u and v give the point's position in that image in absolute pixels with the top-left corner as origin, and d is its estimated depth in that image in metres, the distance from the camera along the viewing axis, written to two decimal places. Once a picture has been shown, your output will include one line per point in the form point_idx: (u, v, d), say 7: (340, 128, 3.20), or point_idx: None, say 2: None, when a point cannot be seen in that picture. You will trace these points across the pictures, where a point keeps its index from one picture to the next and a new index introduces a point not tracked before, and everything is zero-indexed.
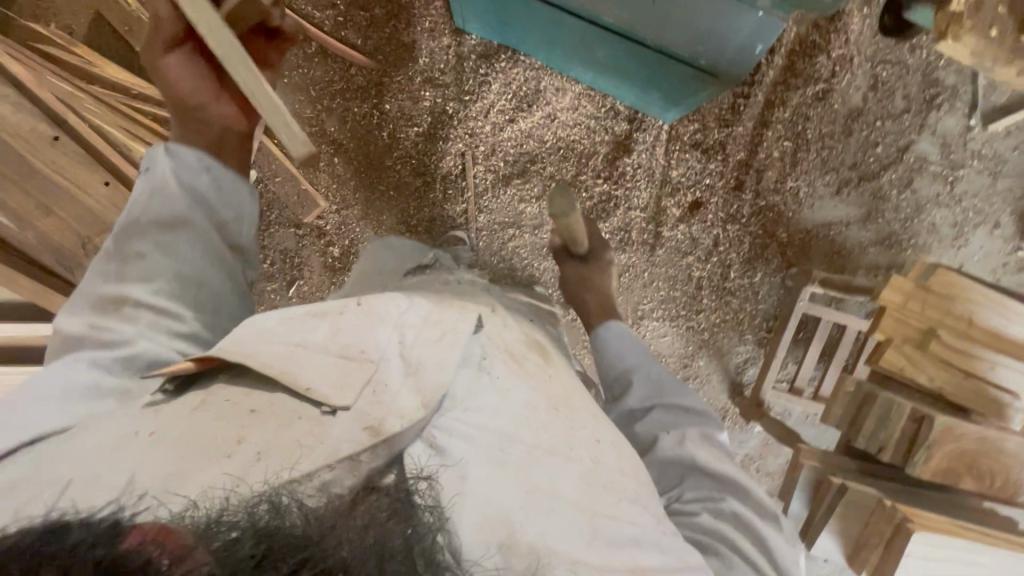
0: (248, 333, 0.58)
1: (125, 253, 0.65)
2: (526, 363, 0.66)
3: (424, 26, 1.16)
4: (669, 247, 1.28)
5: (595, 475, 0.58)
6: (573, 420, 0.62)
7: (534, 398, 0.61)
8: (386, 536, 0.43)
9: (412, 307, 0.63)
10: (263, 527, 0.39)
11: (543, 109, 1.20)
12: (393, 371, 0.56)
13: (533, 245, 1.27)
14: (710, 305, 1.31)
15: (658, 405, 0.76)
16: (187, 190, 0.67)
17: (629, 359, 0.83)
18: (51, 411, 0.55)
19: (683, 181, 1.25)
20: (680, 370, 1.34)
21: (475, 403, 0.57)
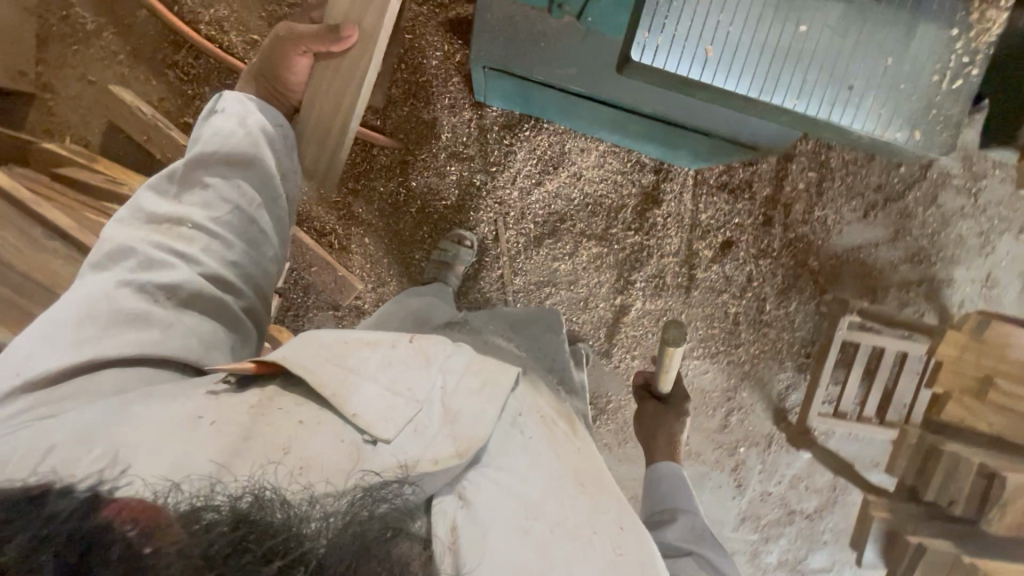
0: (312, 348, 0.63)
1: (187, 178, 0.68)
2: (556, 430, 0.70)
3: (443, 103, 1.15)
4: (704, 287, 1.29)
5: (614, 567, 0.58)
6: (597, 501, 0.63)
7: (561, 461, 0.65)
8: (368, 538, 0.46)
9: (454, 354, 0.67)
10: (245, 514, 0.43)
11: (569, 169, 1.21)
12: (433, 415, 0.60)
13: (571, 300, 1.28)
14: (748, 338, 1.32)
15: (696, 553, 0.73)
16: (256, 145, 0.71)
17: (680, 502, 0.83)
18: (102, 335, 0.58)
19: (713, 223, 1.26)
20: (724, 404, 1.36)
21: (509, 460, 0.62)
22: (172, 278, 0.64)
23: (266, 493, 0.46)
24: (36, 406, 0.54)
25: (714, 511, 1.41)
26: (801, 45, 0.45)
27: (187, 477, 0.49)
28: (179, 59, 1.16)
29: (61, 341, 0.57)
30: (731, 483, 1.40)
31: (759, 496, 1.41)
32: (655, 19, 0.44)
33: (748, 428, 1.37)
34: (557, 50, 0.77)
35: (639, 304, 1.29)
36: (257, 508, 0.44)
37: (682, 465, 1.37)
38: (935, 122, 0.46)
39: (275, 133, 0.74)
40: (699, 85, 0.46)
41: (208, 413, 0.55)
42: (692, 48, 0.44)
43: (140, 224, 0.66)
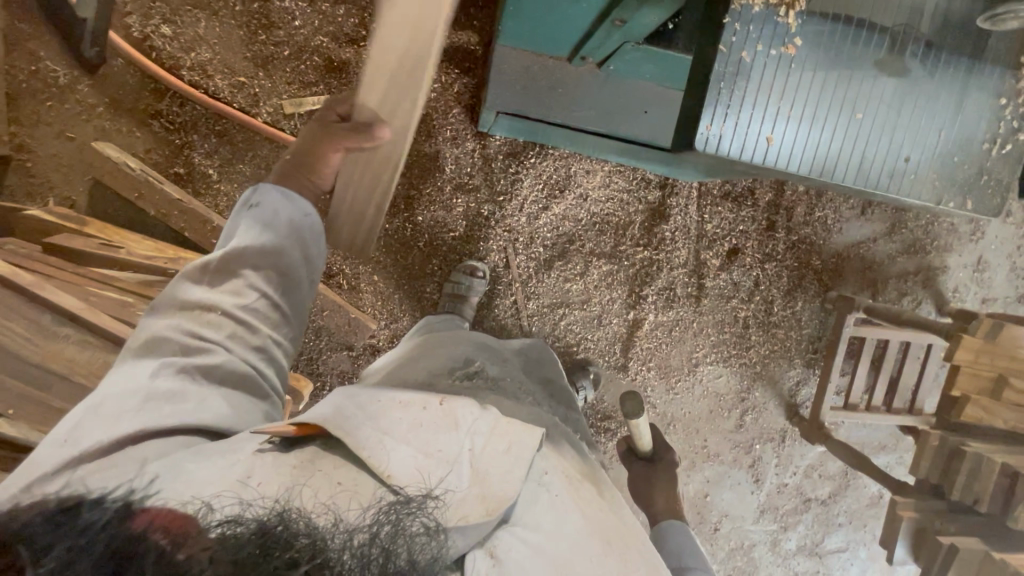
0: (347, 412, 0.57)
1: (220, 266, 0.64)
2: (581, 489, 0.63)
3: (446, 135, 1.14)
4: (714, 294, 1.31)
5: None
6: (627, 557, 0.57)
7: (591, 520, 0.59)
8: (393, 554, 0.43)
9: (480, 420, 0.59)
10: (268, 525, 0.39)
11: (575, 192, 1.22)
12: (462, 476, 0.53)
13: (585, 319, 1.28)
14: (758, 340, 1.35)
15: None
16: (284, 236, 0.68)
17: (690, 558, 0.81)
18: (143, 410, 0.53)
19: (718, 232, 1.28)
20: (738, 404, 1.39)
21: (536, 520, 0.55)
22: (207, 362, 0.59)
23: (287, 509, 0.42)
24: (73, 476, 0.48)
25: (735, 507, 1.45)
26: (839, 118, 0.57)
27: (217, 496, 0.44)
28: (163, 107, 1.11)
29: (107, 416, 0.52)
30: (749, 478, 1.44)
31: (776, 488, 1.45)
32: (717, 110, 0.54)
33: (763, 425, 1.41)
34: (572, 95, 0.79)
35: (653, 317, 1.30)
36: (287, 516, 0.41)
37: (701, 466, 1.41)
38: (988, 184, 0.64)
39: (306, 223, 0.71)
40: (760, 160, 0.57)
41: (257, 473, 0.48)
42: (759, 138, 0.56)
43: (173, 311, 0.61)
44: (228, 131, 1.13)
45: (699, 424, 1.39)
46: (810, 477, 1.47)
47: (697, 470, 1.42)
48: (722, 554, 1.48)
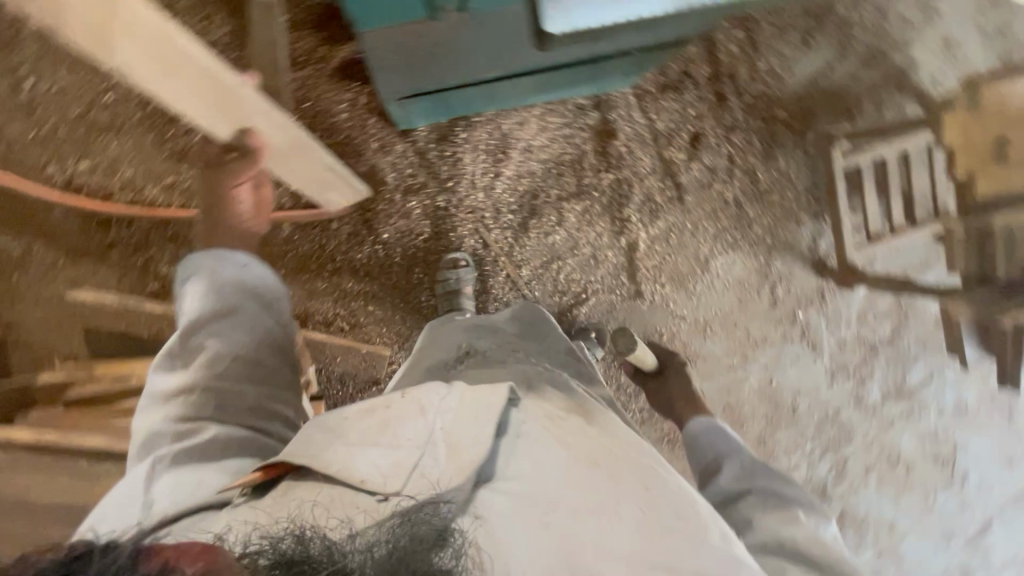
0: (313, 439, 0.58)
1: (184, 347, 0.67)
2: (567, 424, 0.64)
3: (373, 147, 1.14)
4: (694, 187, 1.27)
5: (649, 528, 0.54)
6: (616, 470, 0.59)
7: (578, 448, 0.61)
8: (416, 565, 0.42)
9: (451, 399, 0.62)
10: (286, 554, 0.40)
11: (517, 147, 1.20)
12: (437, 457, 0.55)
13: (580, 263, 1.27)
14: (756, 213, 1.31)
15: (756, 490, 0.71)
16: (227, 292, 0.71)
17: (721, 448, 0.81)
18: (153, 502, 0.56)
19: (671, 126, 1.24)
20: (765, 282, 1.35)
21: (517, 468, 0.56)
22: (202, 441, 0.63)
23: (302, 538, 0.42)
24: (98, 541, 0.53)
25: (804, 380, 1.42)
26: None
27: (232, 528, 0.48)
28: (115, 236, 1.14)
29: (121, 513, 0.56)
30: (807, 348, 1.40)
31: (837, 347, 1.41)
32: None
33: (797, 292, 1.36)
34: (449, 56, 0.78)
35: (644, 235, 1.28)
36: (304, 546, 0.41)
37: (754, 355, 1.38)
38: None
39: (246, 272, 0.74)
40: None
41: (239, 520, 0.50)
42: None
43: (160, 403, 0.65)
44: (180, 232, 1.16)
45: (735, 316, 1.36)
46: (867, 322, 1.40)
47: (751, 361, 1.39)
48: (811, 430, 1.44)
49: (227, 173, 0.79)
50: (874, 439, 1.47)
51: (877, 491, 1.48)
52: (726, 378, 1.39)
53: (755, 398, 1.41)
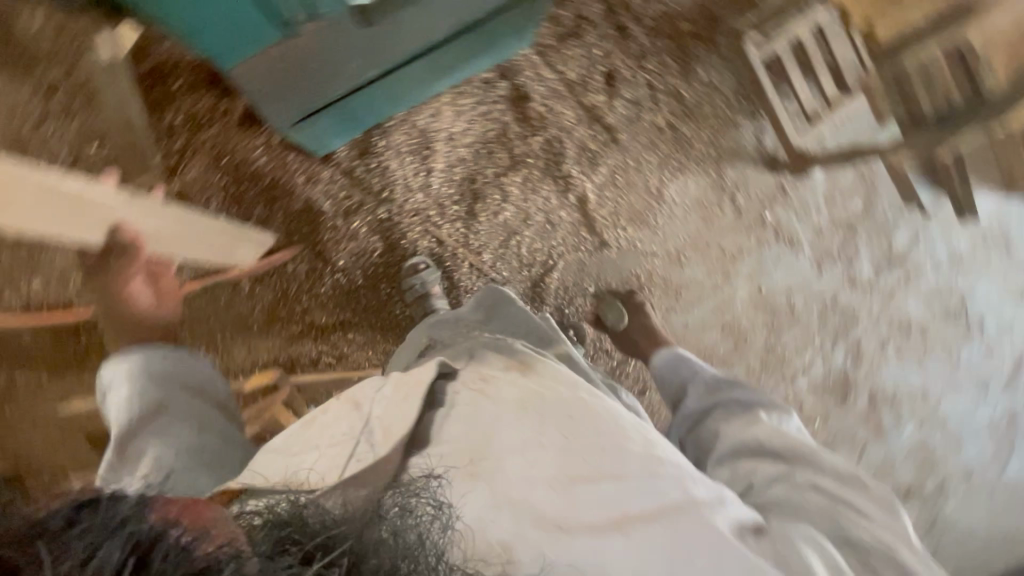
0: (260, 462, 0.61)
1: (124, 461, 0.70)
2: (498, 379, 0.66)
3: (301, 182, 1.15)
4: (623, 124, 1.27)
5: (575, 450, 0.58)
6: (543, 407, 0.62)
7: (508, 394, 0.64)
8: (403, 530, 0.48)
9: (383, 394, 0.64)
10: (281, 515, 0.46)
11: (439, 139, 1.20)
12: (370, 442, 0.58)
13: (538, 231, 1.27)
14: (693, 130, 1.30)
15: (718, 401, 0.80)
16: (163, 383, 0.78)
17: (686, 371, 0.90)
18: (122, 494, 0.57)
19: (582, 72, 1.23)
20: (723, 195, 1.34)
21: (448, 434, 0.61)
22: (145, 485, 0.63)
23: (296, 508, 0.47)
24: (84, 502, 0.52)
25: (792, 277, 1.41)
26: None
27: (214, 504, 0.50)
28: (87, 342, 1.14)
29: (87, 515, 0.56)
30: (785, 246, 1.39)
31: (815, 235, 1.39)
32: None
33: (758, 194, 1.35)
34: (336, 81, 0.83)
35: (590, 185, 1.28)
36: (299, 513, 0.47)
37: (735, 267, 1.38)
38: None
39: (170, 361, 0.81)
40: None
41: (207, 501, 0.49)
42: None
43: None
44: None
45: (705, 236, 1.35)
46: (835, 202, 1.39)
47: (735, 275, 1.38)
48: (814, 323, 1.44)
49: (115, 272, 0.87)
50: (879, 313, 1.46)
51: (895, 360, 1.49)
52: (715, 297, 1.39)
53: (750, 309, 1.41)
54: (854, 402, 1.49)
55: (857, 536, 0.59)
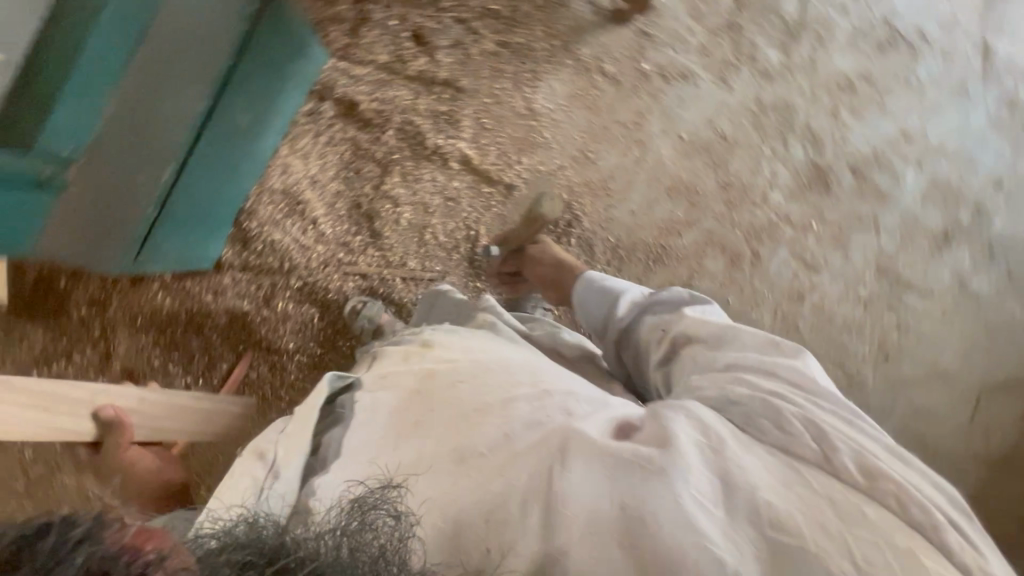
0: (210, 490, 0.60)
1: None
2: (397, 376, 0.73)
3: (212, 297, 1.17)
4: (457, 69, 1.22)
5: (466, 414, 0.64)
6: (436, 388, 0.69)
7: (405, 387, 0.71)
8: (361, 548, 0.47)
9: (283, 436, 0.64)
10: (239, 536, 0.46)
11: (303, 189, 1.18)
12: (285, 466, 0.61)
13: (443, 213, 1.24)
14: (525, 33, 1.24)
15: (651, 308, 0.82)
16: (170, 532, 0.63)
17: (617, 287, 0.90)
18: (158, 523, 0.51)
19: (390, 47, 1.19)
20: (591, 73, 1.27)
21: (360, 439, 0.65)
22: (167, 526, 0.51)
23: (255, 530, 0.47)
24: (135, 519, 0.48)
25: (705, 107, 1.33)
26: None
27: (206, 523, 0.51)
28: None
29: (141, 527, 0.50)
30: (680, 83, 1.31)
31: (701, 56, 1.31)
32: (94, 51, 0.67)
33: (623, 52, 1.28)
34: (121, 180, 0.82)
35: (464, 143, 1.24)
36: (257, 536, 0.46)
37: (645, 131, 1.31)
38: None
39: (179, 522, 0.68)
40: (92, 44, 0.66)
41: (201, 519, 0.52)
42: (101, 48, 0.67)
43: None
44: None
45: (600, 121, 1.29)
46: (704, 14, 1.30)
47: (649, 138, 1.31)
48: (754, 135, 1.35)
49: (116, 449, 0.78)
50: (811, 88, 1.36)
51: (856, 122, 1.39)
52: (646, 169, 1.32)
53: (685, 161, 1.33)
54: (840, 185, 1.39)
55: (742, 394, 0.59)
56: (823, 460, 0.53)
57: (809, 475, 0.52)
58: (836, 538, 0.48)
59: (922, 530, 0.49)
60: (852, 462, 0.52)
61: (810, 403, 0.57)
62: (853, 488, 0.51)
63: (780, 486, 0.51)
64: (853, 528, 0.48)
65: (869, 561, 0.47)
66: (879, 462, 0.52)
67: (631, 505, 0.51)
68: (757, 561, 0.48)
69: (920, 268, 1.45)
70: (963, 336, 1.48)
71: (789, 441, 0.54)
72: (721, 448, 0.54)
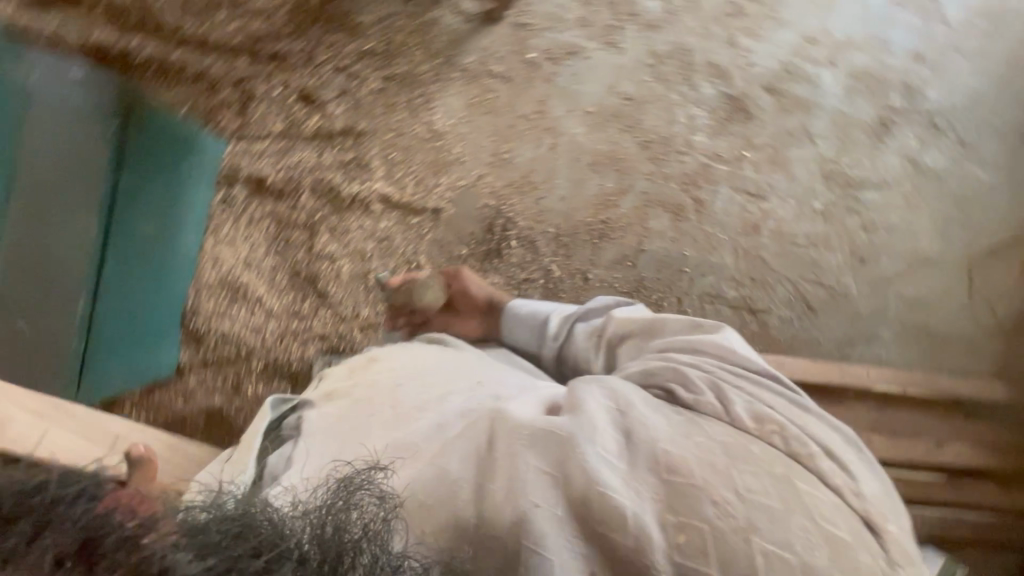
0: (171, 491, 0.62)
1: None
2: (344, 391, 0.78)
3: (183, 402, 1.19)
4: (351, 116, 1.24)
5: (415, 409, 0.70)
6: (385, 393, 0.74)
7: (357, 395, 0.76)
8: (345, 528, 0.46)
9: (226, 463, 0.67)
10: (230, 514, 0.44)
11: (239, 274, 1.20)
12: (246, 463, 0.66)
13: (379, 255, 1.25)
14: (404, 61, 1.26)
15: (580, 319, 0.89)
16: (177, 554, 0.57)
17: (545, 309, 0.94)
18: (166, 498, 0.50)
19: (281, 115, 1.22)
20: (480, 79, 1.29)
21: (316, 437, 0.69)
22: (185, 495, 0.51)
23: (249, 505, 0.46)
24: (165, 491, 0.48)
25: (602, 76, 1.34)
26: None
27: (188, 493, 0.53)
28: None
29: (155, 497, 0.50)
30: (569, 61, 1.33)
31: (581, 31, 1.33)
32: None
33: (505, 50, 1.30)
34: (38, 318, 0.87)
35: (379, 183, 1.25)
36: (251, 511, 0.45)
37: (552, 117, 1.32)
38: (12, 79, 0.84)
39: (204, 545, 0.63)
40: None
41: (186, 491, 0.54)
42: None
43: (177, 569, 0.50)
44: None
45: (504, 120, 1.30)
46: None
47: (557, 121, 1.32)
48: (658, 87, 1.35)
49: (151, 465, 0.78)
50: (700, 27, 1.37)
51: (756, 42, 1.39)
52: (564, 152, 1.32)
53: (599, 133, 1.33)
54: (760, 107, 1.38)
55: (657, 366, 0.68)
56: (724, 414, 0.61)
57: (708, 425, 0.59)
58: (723, 472, 0.54)
59: (801, 461, 0.58)
60: (745, 410, 0.61)
61: (717, 372, 0.66)
62: (745, 434, 0.59)
63: (680, 436, 0.57)
64: (739, 463, 0.55)
65: (751, 489, 0.53)
66: (768, 412, 0.61)
67: (549, 469, 0.55)
68: (656, 504, 0.53)
69: (867, 162, 1.42)
70: (934, 216, 1.44)
71: (694, 399, 0.62)
72: (626, 410, 0.60)
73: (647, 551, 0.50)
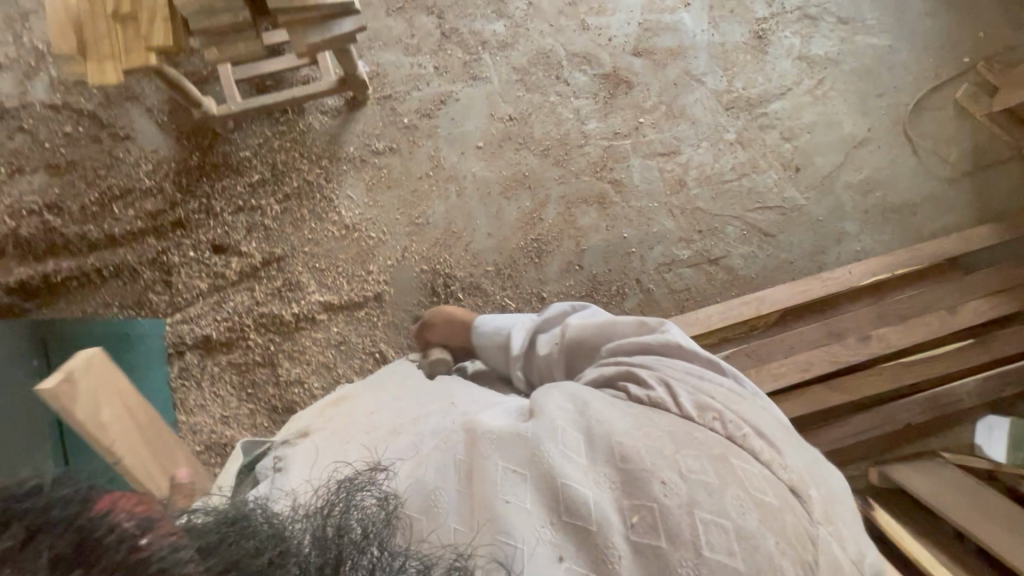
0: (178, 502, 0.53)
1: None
2: (328, 419, 0.71)
3: None
4: (267, 246, 1.28)
5: (400, 426, 0.64)
6: (371, 416, 0.68)
7: (341, 421, 0.69)
8: (348, 527, 0.40)
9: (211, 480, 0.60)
10: (229, 517, 0.38)
11: (221, 433, 1.21)
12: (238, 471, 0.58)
13: (342, 358, 1.26)
14: (295, 176, 1.31)
15: (536, 330, 0.82)
16: None
17: (505, 325, 0.87)
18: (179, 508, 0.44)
19: (204, 271, 1.26)
20: (370, 163, 1.33)
21: (303, 457, 0.62)
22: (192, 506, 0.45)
23: (247, 509, 0.40)
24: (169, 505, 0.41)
25: (478, 112, 1.37)
26: None
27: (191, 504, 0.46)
28: None
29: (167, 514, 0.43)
30: (443, 112, 1.36)
31: (442, 81, 1.37)
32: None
33: (381, 127, 1.34)
34: None
35: (316, 293, 1.28)
36: (246, 514, 0.39)
37: (447, 167, 1.34)
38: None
39: None
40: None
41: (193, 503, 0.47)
42: None
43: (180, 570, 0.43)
44: None
45: (405, 190, 1.33)
46: (418, 51, 1.37)
47: (455, 168, 1.34)
48: (533, 99, 1.38)
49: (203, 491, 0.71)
50: (547, 30, 1.41)
51: (606, 19, 1.42)
52: (472, 193, 1.34)
53: (497, 163, 1.35)
54: (636, 73, 1.40)
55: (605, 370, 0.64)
56: (673, 409, 0.56)
57: (655, 418, 0.55)
58: (668, 456, 0.50)
59: (738, 444, 0.53)
60: (689, 401, 0.56)
61: (661, 364, 0.62)
62: (689, 421, 0.55)
63: (634, 428, 0.53)
64: (683, 447, 0.52)
65: (691, 470, 0.50)
66: (711, 399, 0.57)
67: (518, 467, 0.51)
68: (613, 495, 0.49)
69: (757, 80, 1.42)
70: (846, 99, 1.43)
71: (640, 393, 0.58)
72: (584, 407, 0.55)
73: (599, 534, 0.47)
